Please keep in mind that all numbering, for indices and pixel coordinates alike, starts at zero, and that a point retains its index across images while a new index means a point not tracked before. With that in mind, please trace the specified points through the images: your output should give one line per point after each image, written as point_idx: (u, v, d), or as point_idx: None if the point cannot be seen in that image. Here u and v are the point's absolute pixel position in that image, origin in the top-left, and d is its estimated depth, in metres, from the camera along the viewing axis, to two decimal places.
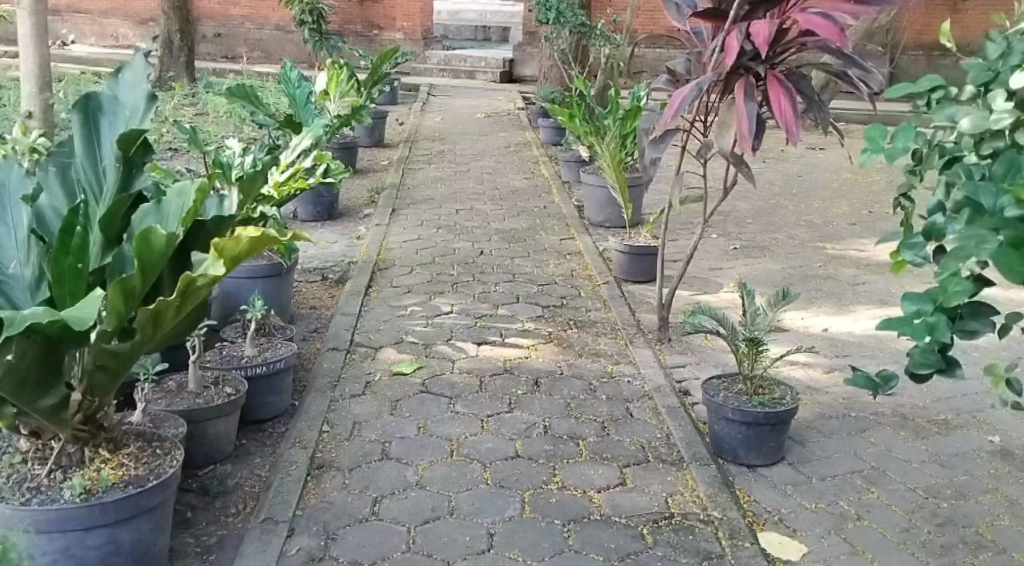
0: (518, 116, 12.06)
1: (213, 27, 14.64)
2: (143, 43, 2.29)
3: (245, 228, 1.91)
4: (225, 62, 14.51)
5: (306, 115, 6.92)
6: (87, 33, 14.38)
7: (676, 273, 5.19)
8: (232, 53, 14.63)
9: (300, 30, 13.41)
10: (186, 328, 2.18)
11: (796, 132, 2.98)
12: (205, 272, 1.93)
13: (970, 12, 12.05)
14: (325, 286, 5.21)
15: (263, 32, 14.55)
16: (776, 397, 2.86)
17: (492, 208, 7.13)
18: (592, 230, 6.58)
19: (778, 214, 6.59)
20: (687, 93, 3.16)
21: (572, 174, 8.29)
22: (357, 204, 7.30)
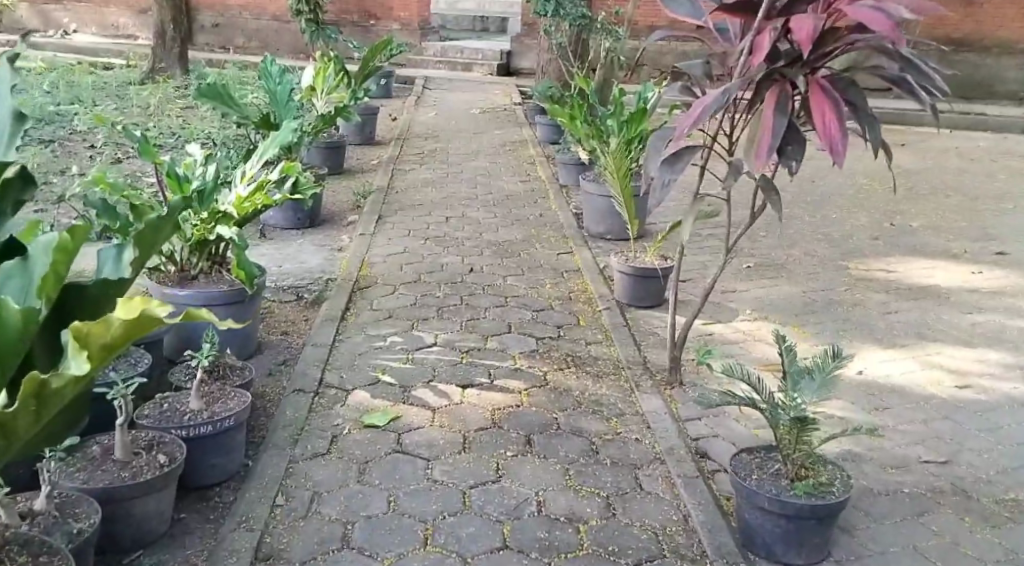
0: (516, 112, 11.56)
1: (211, 17, 14.15)
2: (7, 49, 2.14)
3: (114, 313, 1.58)
4: (223, 53, 14.10)
5: (285, 112, 6.27)
6: (88, 23, 14.14)
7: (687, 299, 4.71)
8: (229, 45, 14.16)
9: (297, 21, 12.95)
10: (51, 442, 1.82)
11: (843, 157, 2.55)
12: (67, 370, 1.59)
13: (986, 6, 11.48)
14: (300, 308, 4.62)
15: (261, 23, 14.09)
16: (827, 483, 2.36)
17: (485, 215, 6.61)
18: (591, 242, 6.09)
19: (792, 225, 6.11)
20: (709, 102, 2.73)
21: (570, 178, 7.80)
22: (342, 209, 6.79)
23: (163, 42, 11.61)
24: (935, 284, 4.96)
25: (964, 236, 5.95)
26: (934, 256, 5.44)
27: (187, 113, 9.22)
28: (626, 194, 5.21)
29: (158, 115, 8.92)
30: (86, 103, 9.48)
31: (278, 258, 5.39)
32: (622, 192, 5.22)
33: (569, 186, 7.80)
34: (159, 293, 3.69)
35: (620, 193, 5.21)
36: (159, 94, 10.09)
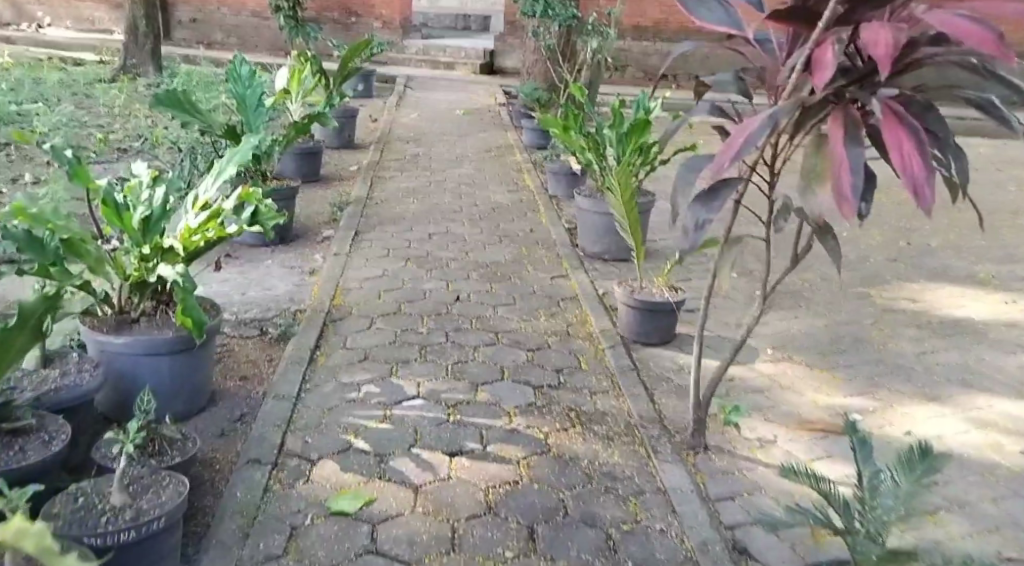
0: (502, 115, 11.00)
1: (189, 12, 13.83)
2: None
3: None
4: (201, 49, 13.74)
5: (253, 118, 5.52)
6: (62, 16, 13.68)
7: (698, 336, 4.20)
8: (206, 40, 13.87)
9: (273, 16, 12.38)
10: None
11: (924, 186, 2.04)
12: None
13: None
14: (263, 346, 3.87)
15: (240, 18, 13.76)
16: None
17: (470, 231, 6.04)
18: (588, 263, 5.55)
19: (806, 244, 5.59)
20: (754, 129, 2.33)
21: (561, 189, 7.25)
22: (315, 221, 6.22)
23: (133, 38, 10.97)
24: (972, 315, 4.46)
25: (994, 257, 5.46)
26: (965, 282, 4.95)
27: (153, 115, 8.62)
28: (634, 219, 4.61)
29: (122, 119, 8.31)
30: (46, 100, 8.85)
31: (240, 278, 4.60)
32: (628, 217, 4.62)
33: (560, 198, 7.24)
34: (93, 343, 3.02)
35: (625, 217, 4.61)
36: (126, 94, 9.49)
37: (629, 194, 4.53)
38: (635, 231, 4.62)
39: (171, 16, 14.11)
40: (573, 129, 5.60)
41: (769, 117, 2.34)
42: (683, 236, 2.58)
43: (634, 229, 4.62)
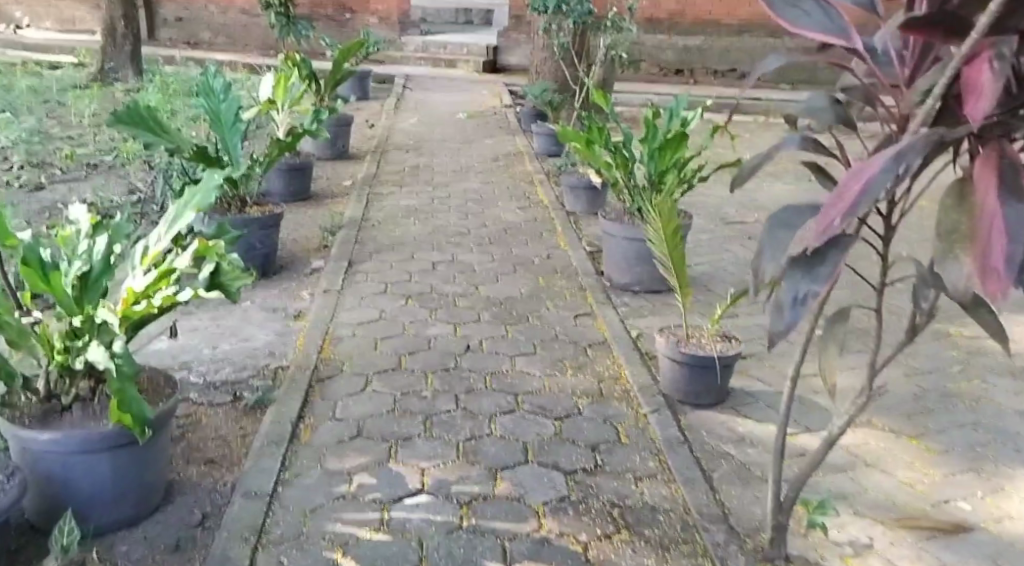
0: (508, 117, 10.37)
1: (174, 10, 13.55)
2: None
3: None
4: (187, 48, 13.43)
5: (230, 136, 5.00)
6: (41, 17, 13.19)
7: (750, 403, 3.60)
8: (193, 39, 13.56)
9: (264, 13, 11.80)
10: None
11: None
12: None
13: None
14: (236, 416, 3.27)
15: (229, 16, 13.47)
16: None
17: (480, 257, 5.42)
18: (615, 296, 4.94)
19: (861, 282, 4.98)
20: (871, 177, 1.81)
21: (578, 205, 6.62)
22: (306, 248, 5.62)
23: (111, 40, 10.36)
24: None
25: None
26: None
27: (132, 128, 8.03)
28: (678, 255, 3.73)
29: (95, 135, 7.70)
30: (13, 113, 8.25)
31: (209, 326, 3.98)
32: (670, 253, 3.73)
33: (579, 216, 6.60)
34: (12, 437, 2.38)
35: (666, 253, 3.71)
36: (102, 105, 8.90)
37: (675, 227, 3.65)
38: (678, 270, 3.75)
39: (157, 15, 13.57)
40: (601, 134, 4.94)
41: (891, 163, 1.80)
42: (776, 311, 2.00)
43: (677, 267, 3.74)
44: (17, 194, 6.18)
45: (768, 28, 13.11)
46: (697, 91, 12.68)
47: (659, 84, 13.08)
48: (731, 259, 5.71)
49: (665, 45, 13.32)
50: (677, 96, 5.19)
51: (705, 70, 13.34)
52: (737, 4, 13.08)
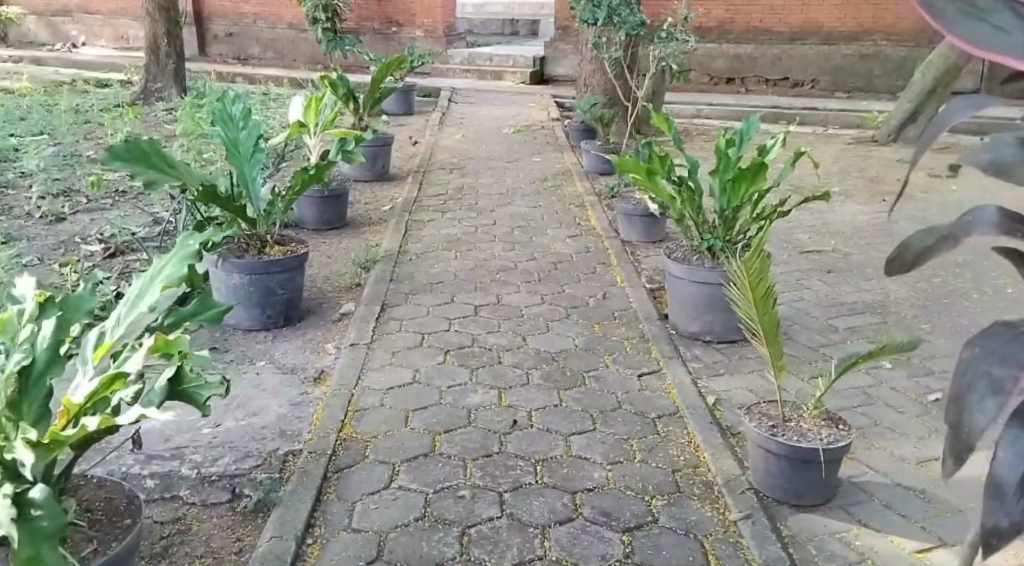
0: (556, 131, 9.75)
1: (224, 26, 13.55)
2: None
3: None
4: (236, 63, 13.36)
5: (249, 169, 4.48)
6: None
7: (862, 501, 2.91)
8: (243, 54, 13.55)
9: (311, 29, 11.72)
10: None
11: None
12: None
13: None
14: (231, 525, 2.71)
15: (277, 31, 13.41)
16: None
17: (528, 297, 4.81)
18: (683, 347, 4.28)
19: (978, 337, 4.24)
20: None
21: (631, 232, 5.96)
22: (336, 288, 5.07)
23: (154, 58, 10.15)
24: None
25: None
26: None
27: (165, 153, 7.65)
28: (770, 320, 2.86)
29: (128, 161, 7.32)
30: (49, 137, 7.96)
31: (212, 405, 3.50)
32: (760, 318, 2.86)
33: (636, 246, 5.93)
34: None
35: (755, 317, 2.85)
36: (140, 128, 8.57)
37: (765, 285, 2.80)
38: (770, 339, 2.89)
39: (208, 32, 13.61)
40: (661, 162, 4.24)
41: None
42: None
43: (770, 336, 2.88)
44: (35, 228, 5.78)
45: (821, 35, 12.55)
46: (750, 102, 12.07)
47: (708, 95, 12.73)
48: (812, 297, 4.93)
49: (717, 53, 12.93)
50: (747, 117, 4.52)
51: (756, 78, 12.90)
52: (789, 10, 12.57)
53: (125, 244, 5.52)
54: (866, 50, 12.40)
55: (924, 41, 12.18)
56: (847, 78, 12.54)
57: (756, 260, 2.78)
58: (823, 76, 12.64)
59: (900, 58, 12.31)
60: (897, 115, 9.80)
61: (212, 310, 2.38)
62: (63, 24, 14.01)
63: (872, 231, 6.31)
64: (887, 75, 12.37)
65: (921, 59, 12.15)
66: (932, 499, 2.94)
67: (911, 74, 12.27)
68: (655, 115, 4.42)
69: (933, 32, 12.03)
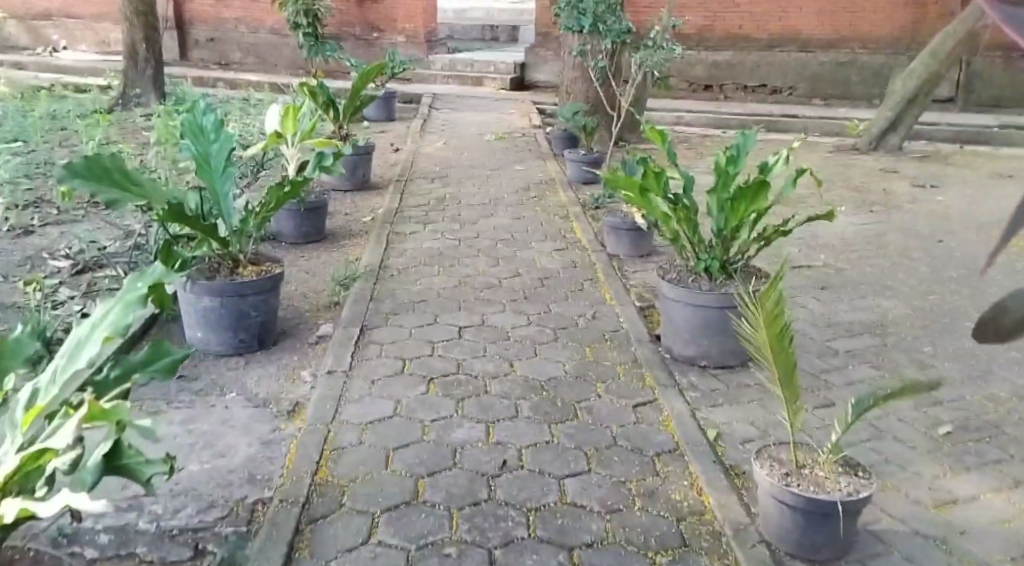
0: (539, 139, 9.51)
1: (206, 31, 13.21)
2: None
3: None
4: (216, 68, 13.06)
5: (221, 184, 4.24)
6: None
7: (883, 553, 2.68)
8: (224, 59, 13.23)
9: (293, 36, 11.47)
10: None
11: None
12: None
13: None
14: None
15: (258, 36, 13.11)
16: None
17: (513, 317, 4.57)
18: (678, 372, 4.04)
19: (988, 363, 4.03)
20: None
21: (616, 247, 5.70)
22: (312, 306, 4.80)
23: (132, 63, 9.82)
24: None
25: None
26: None
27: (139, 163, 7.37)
28: (785, 360, 2.65)
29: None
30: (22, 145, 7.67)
31: (177, 447, 3.25)
32: (774, 358, 2.66)
33: (623, 260, 5.68)
34: None
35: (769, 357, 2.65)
36: (114, 138, 8.28)
37: (782, 323, 2.59)
38: (785, 380, 2.68)
39: (189, 35, 13.28)
40: (656, 180, 3.99)
41: None
42: None
43: (785, 377, 2.68)
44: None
45: (798, 42, 12.29)
46: (729, 109, 11.88)
47: (686, 102, 12.43)
48: (808, 315, 4.68)
49: (696, 60, 12.65)
50: (744, 130, 4.30)
51: (735, 85, 12.59)
52: (769, 16, 12.28)
53: (93, 259, 5.24)
54: (843, 58, 12.17)
55: (900, 49, 11.97)
56: (825, 86, 12.32)
57: (773, 296, 2.57)
58: (801, 83, 12.38)
59: (877, 65, 12.09)
60: (879, 123, 9.41)
61: (166, 357, 2.32)
62: (42, 27, 13.67)
63: (867, 242, 6.10)
64: (864, 83, 12.18)
65: (897, 67, 11.98)
66: (955, 549, 2.72)
67: (887, 82, 12.10)
68: (649, 130, 4.18)
69: (910, 38, 11.88)
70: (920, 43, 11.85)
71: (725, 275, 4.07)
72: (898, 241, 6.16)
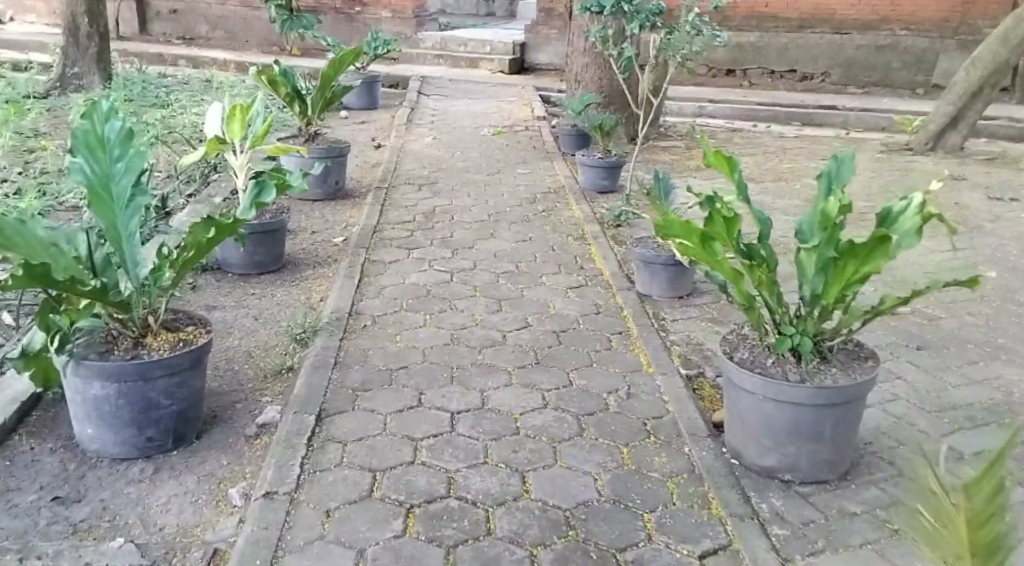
0: (543, 133, 8.40)
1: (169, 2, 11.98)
2: None
3: None
4: (181, 44, 11.83)
5: (124, 220, 3.31)
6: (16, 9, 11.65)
7: None
8: (190, 34, 12.02)
9: (268, 10, 10.28)
10: None
11: None
12: None
13: None
14: None
15: (227, 9, 11.88)
16: None
17: (522, 397, 3.55)
18: (750, 488, 2.94)
19: None
20: None
21: (648, 285, 4.70)
22: (262, 371, 3.91)
23: (73, 40, 8.64)
24: None
25: None
26: None
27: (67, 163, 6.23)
28: None
29: (20, 174, 5.90)
30: None
31: None
32: None
33: (657, 302, 4.67)
34: None
35: None
36: (42, 132, 7.12)
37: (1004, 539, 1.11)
38: None
39: (149, 8, 12.03)
40: (727, 227, 2.84)
41: None
42: None
43: None
44: None
45: (831, 23, 11.27)
46: (756, 98, 10.80)
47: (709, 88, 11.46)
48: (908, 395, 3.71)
49: None
50: (833, 156, 3.18)
51: (759, 70, 11.62)
52: None
53: None
54: (882, 41, 11.13)
55: (948, 31, 10.89)
56: (860, 73, 11.29)
57: (989, 494, 1.08)
58: (835, 68, 11.38)
59: (921, 49, 11.03)
60: (936, 118, 8.78)
61: None
62: None
63: (948, 280, 5.08)
64: (906, 69, 11.13)
65: (945, 53, 10.92)
66: None
67: (934, 69, 11.05)
68: (714, 157, 3.04)
69: (959, 21, 10.82)
70: (971, 25, 10.79)
71: (819, 357, 2.93)
72: (984, 277, 5.15)
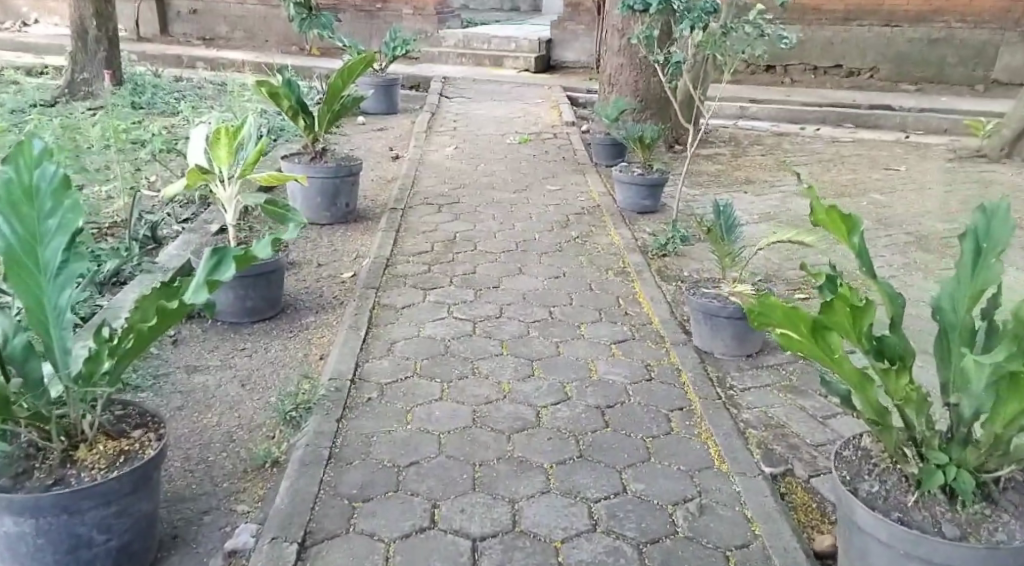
0: (575, 140, 7.61)
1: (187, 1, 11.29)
2: None
3: None
4: (200, 45, 11.15)
5: (52, 297, 2.49)
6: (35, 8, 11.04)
7: None
8: (210, 34, 11.32)
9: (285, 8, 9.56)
10: None
11: None
12: None
13: None
14: None
15: (246, 8, 11.17)
16: None
17: (563, 512, 2.79)
18: None
19: None
20: None
21: (707, 337, 3.90)
22: (244, 460, 3.15)
23: (80, 43, 7.94)
24: None
25: None
26: None
27: None
28: None
29: None
30: None
31: None
32: None
33: (721, 361, 3.86)
34: None
35: None
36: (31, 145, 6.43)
37: None
38: None
39: (169, 8, 11.33)
40: (851, 317, 2.11)
41: None
42: None
43: None
44: None
45: (880, 16, 10.34)
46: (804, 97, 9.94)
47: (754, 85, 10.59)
48: None
49: None
50: (981, 207, 2.35)
51: (802, 66, 10.74)
52: None
53: None
54: (937, 34, 10.20)
55: (1010, 23, 9.94)
56: (912, 68, 10.36)
57: None
58: (884, 63, 10.46)
59: (980, 43, 10.10)
60: (1010, 122, 7.87)
61: None
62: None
63: None
64: (963, 64, 10.19)
65: (1006, 46, 9.99)
66: None
67: (995, 63, 10.10)
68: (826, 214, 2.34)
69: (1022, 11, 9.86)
70: None
71: (980, 499, 2.14)
72: None
